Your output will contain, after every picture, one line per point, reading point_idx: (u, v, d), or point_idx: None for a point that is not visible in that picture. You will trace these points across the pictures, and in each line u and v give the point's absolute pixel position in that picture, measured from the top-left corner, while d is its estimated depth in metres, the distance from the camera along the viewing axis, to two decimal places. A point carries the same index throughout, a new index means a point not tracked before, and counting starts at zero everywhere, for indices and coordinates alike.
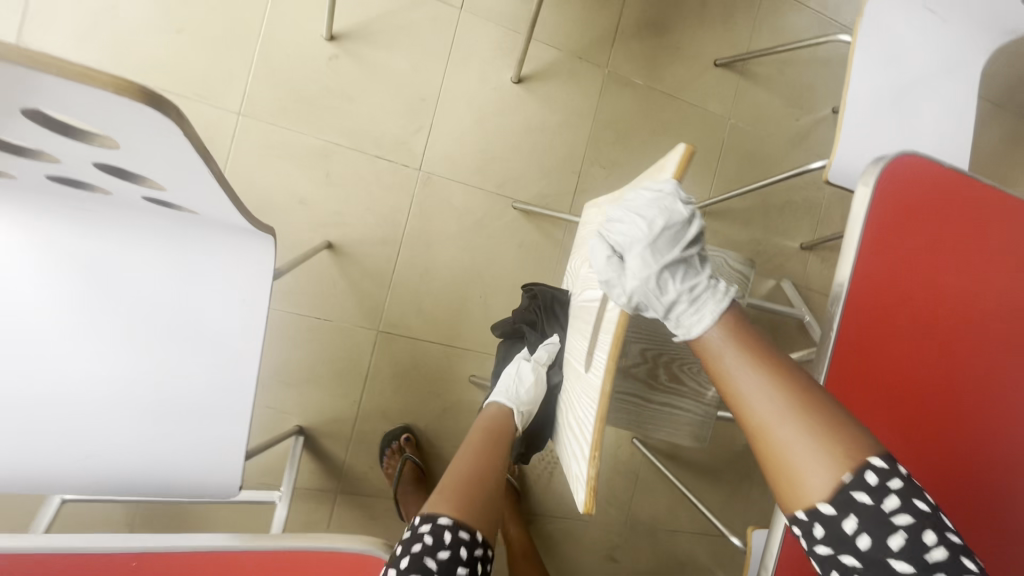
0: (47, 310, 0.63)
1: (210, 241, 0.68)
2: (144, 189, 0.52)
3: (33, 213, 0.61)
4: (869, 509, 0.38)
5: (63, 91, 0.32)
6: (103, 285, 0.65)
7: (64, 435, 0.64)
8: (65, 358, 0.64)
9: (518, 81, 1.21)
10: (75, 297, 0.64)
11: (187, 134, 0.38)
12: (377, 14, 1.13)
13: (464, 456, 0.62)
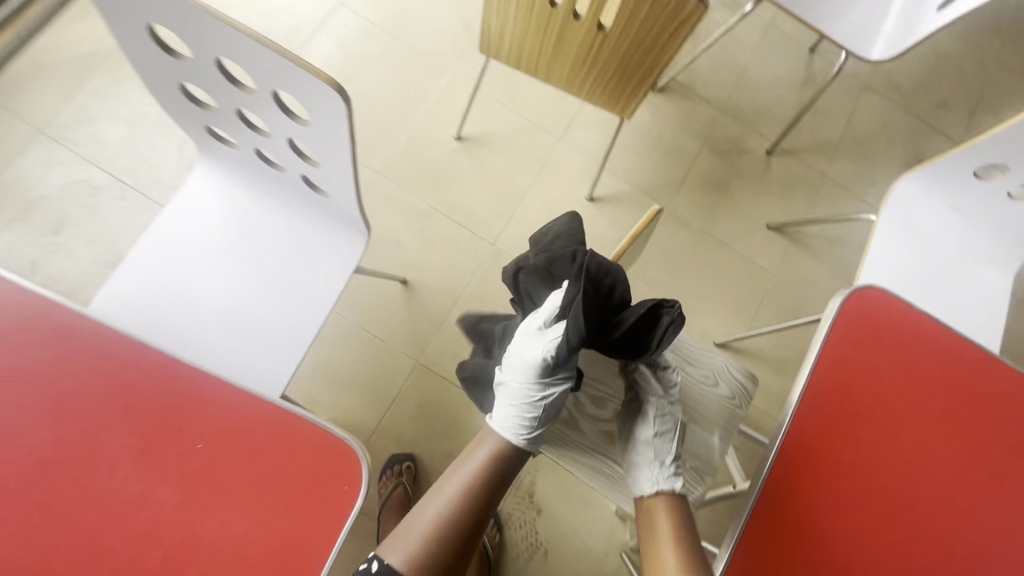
0: (214, 235, 0.92)
1: (327, 225, 0.94)
2: (306, 167, 0.80)
3: (236, 178, 0.94)
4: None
5: (301, 77, 0.61)
6: (252, 232, 0.93)
7: (182, 318, 0.87)
8: (209, 268, 0.90)
9: (590, 199, 1.49)
10: (233, 233, 0.93)
11: (346, 121, 0.64)
12: (497, 129, 1.51)
13: (433, 509, 0.74)
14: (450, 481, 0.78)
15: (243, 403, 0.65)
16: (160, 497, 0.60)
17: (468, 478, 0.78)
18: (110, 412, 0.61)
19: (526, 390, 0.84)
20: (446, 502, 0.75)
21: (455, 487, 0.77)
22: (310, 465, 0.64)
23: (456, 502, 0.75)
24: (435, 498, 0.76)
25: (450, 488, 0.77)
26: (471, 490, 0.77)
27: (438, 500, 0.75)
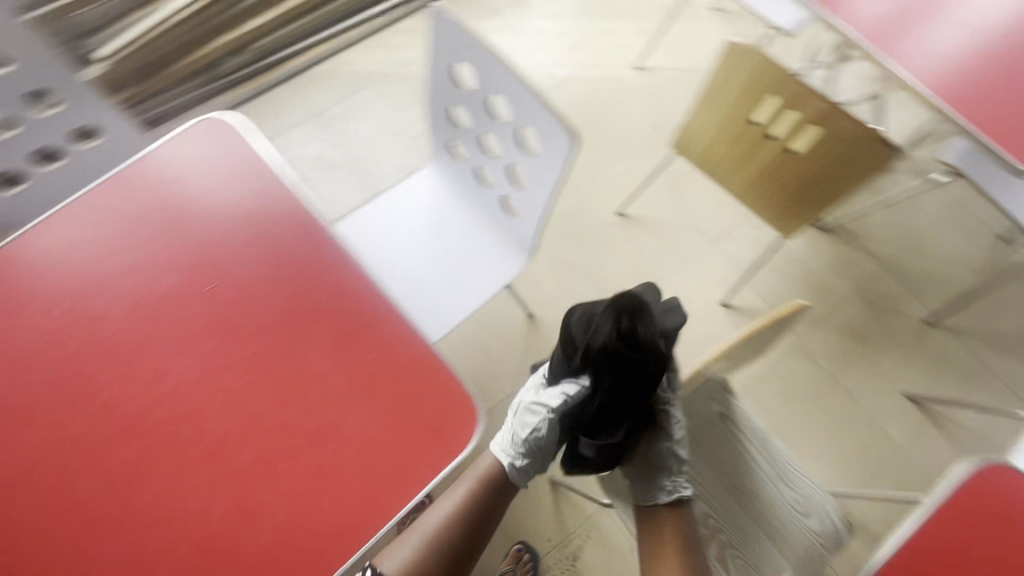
0: (429, 213, 1.16)
1: (508, 241, 1.11)
2: (510, 189, 1.00)
3: (458, 180, 1.15)
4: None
5: (550, 120, 0.80)
6: (455, 223, 1.15)
7: (383, 260, 1.11)
8: (416, 235, 1.14)
9: (724, 304, 1.55)
10: (442, 218, 1.15)
11: (566, 162, 0.82)
12: (656, 216, 1.65)
13: (422, 529, 0.87)
14: (439, 509, 0.90)
15: (409, 337, 0.80)
16: (333, 380, 0.77)
17: (458, 502, 0.90)
18: (325, 307, 0.81)
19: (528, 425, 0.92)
20: (432, 524, 0.87)
21: (443, 513, 0.89)
22: (439, 405, 0.77)
23: (443, 525, 0.87)
24: (426, 518, 0.89)
25: (442, 509, 0.89)
26: (455, 515, 0.88)
27: (430, 520, 0.88)
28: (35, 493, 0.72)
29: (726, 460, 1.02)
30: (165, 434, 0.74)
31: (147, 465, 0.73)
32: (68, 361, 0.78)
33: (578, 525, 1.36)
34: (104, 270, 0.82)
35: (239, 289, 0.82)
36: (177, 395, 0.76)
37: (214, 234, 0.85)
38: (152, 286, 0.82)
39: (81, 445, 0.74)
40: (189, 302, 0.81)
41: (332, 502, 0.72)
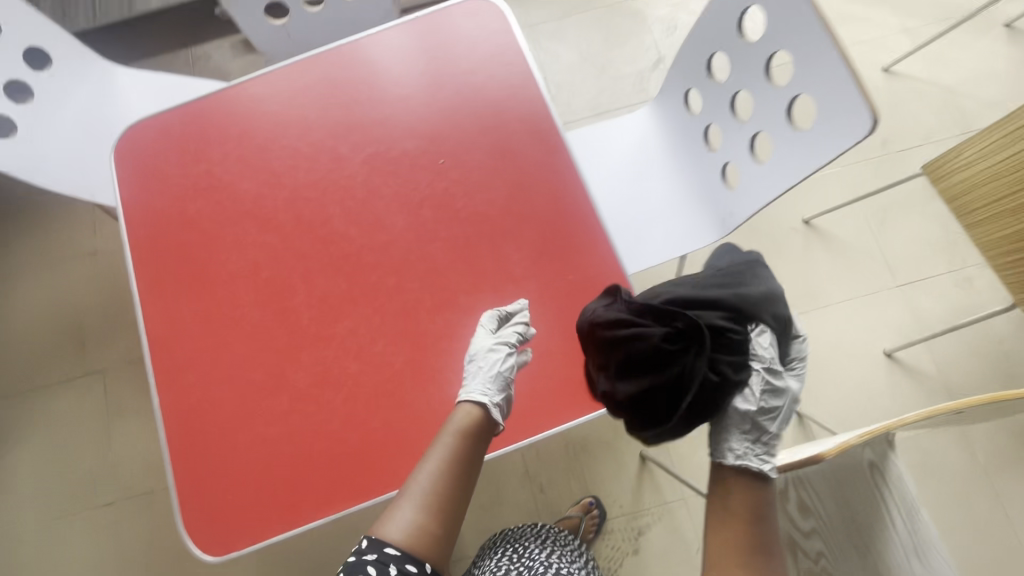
0: (654, 147, 1.12)
1: (707, 209, 1.04)
2: (742, 158, 0.93)
3: (679, 128, 1.07)
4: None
5: (850, 96, 0.70)
6: (673, 167, 1.10)
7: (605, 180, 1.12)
8: (637, 165, 1.12)
9: (887, 354, 1.40)
10: (665, 156, 1.11)
11: (844, 149, 0.72)
12: (845, 237, 1.48)
13: (415, 488, 0.63)
14: (423, 465, 0.65)
15: (610, 271, 0.79)
16: (529, 287, 0.80)
17: (442, 452, 0.65)
18: (539, 215, 0.82)
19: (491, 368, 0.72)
20: (426, 483, 0.64)
21: (432, 472, 0.64)
22: None
23: (440, 484, 0.64)
24: (411, 477, 0.65)
25: (429, 460, 0.65)
26: (453, 469, 0.65)
27: (419, 479, 0.64)
28: (258, 292, 0.82)
29: (857, 502, 0.95)
30: (371, 281, 0.81)
31: (350, 302, 0.80)
32: (306, 188, 0.85)
33: (654, 505, 1.36)
34: (353, 117, 0.88)
35: (465, 172, 0.84)
36: (389, 250, 0.82)
37: (456, 113, 0.87)
38: (391, 144, 0.86)
39: (302, 265, 0.82)
40: (417, 170, 0.85)
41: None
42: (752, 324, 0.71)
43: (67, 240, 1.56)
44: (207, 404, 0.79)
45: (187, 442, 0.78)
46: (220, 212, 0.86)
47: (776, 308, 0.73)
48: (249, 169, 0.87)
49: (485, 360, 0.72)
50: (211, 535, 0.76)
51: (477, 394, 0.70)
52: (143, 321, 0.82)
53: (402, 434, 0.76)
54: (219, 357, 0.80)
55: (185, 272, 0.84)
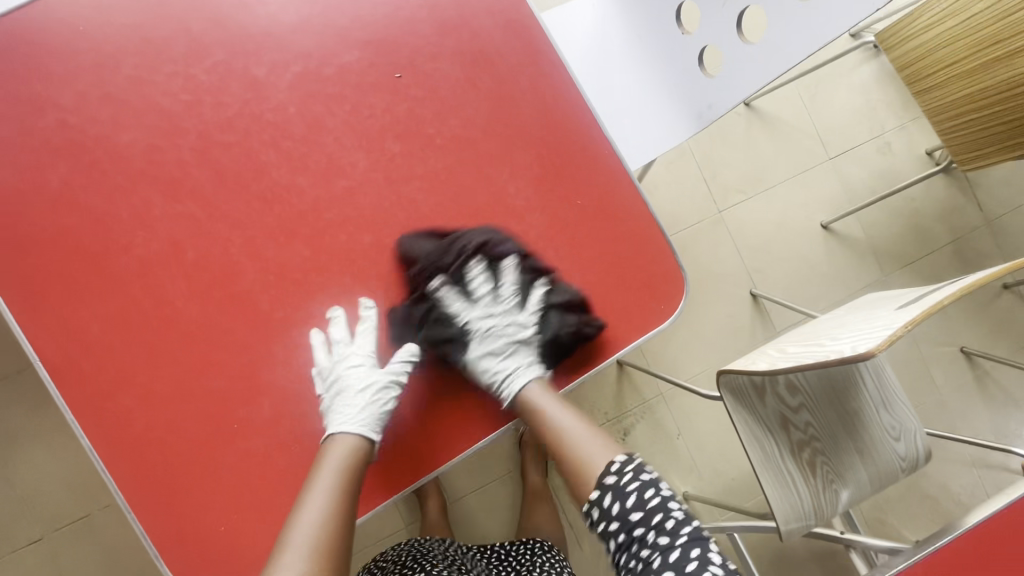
0: (624, 23, 0.92)
1: (687, 93, 0.89)
2: (729, 38, 0.85)
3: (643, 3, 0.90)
4: (614, 490, 0.56)
5: None
6: (650, 43, 0.91)
7: (588, 67, 0.92)
8: (614, 47, 0.92)
9: (824, 226, 1.48)
10: (638, 31, 0.92)
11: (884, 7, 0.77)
12: (783, 116, 1.49)
13: (298, 536, 0.53)
14: (300, 515, 0.55)
15: (622, 188, 0.70)
16: (533, 219, 0.68)
17: (324, 488, 0.56)
18: (532, 132, 0.68)
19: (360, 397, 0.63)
20: (313, 527, 0.54)
21: (317, 517, 0.54)
22: (647, 270, 0.70)
23: (333, 524, 0.55)
24: (292, 522, 0.54)
25: (313, 499, 0.56)
26: (343, 502, 0.57)
27: (301, 527, 0.54)
28: (189, 281, 0.63)
29: (838, 375, 1.02)
30: (339, 243, 0.65)
31: (319, 273, 0.65)
32: (220, 131, 0.64)
33: (636, 405, 1.41)
34: (261, 23, 0.65)
35: (431, 88, 0.67)
36: (354, 201, 0.65)
37: (403, 7, 0.67)
38: (324, 58, 0.65)
39: (240, 236, 0.64)
40: (369, 90, 0.66)
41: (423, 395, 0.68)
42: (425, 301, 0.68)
43: None
44: (158, 434, 0.62)
45: (142, 485, 0.62)
46: (101, 179, 0.62)
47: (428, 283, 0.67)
48: (128, 113, 0.63)
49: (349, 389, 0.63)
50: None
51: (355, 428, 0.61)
52: (32, 347, 0.61)
53: (435, 416, 0.67)
54: (158, 373, 0.62)
55: (72, 271, 0.62)
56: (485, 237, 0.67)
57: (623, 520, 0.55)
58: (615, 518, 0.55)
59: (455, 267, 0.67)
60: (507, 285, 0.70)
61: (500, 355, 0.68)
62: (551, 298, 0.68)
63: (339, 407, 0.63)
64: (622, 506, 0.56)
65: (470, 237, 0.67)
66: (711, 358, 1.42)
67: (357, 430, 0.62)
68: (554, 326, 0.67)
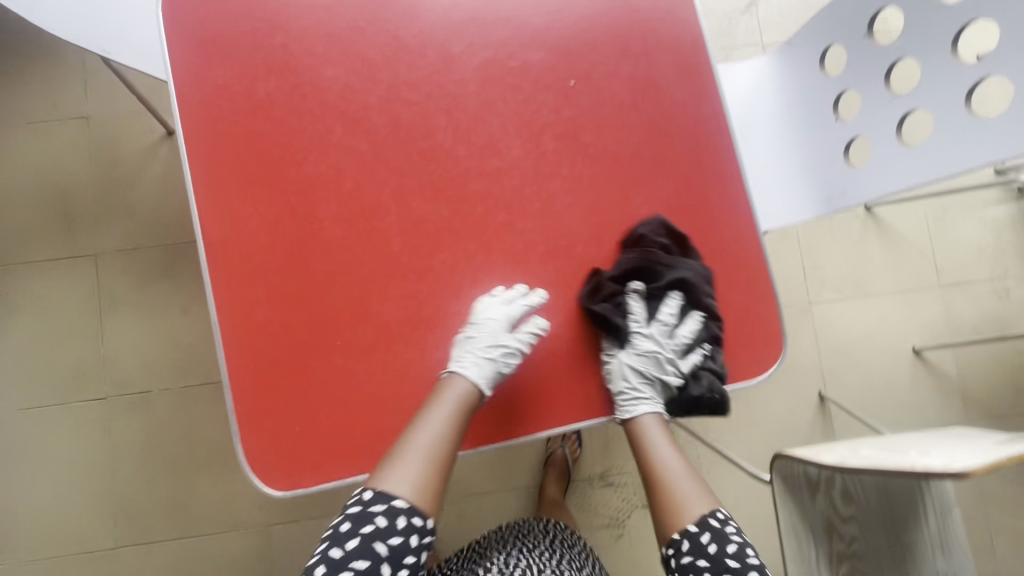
0: (777, 97, 0.99)
1: (824, 176, 0.94)
2: (884, 136, 0.86)
3: (801, 82, 0.96)
4: (711, 531, 0.64)
5: None
6: (799, 120, 0.97)
7: (737, 128, 1.00)
8: (764, 115, 0.99)
9: (916, 351, 1.42)
10: (789, 106, 0.98)
11: None
12: (903, 231, 1.45)
13: (416, 445, 0.63)
14: (418, 427, 0.64)
15: (747, 242, 0.72)
16: (656, 245, 0.71)
17: (445, 415, 0.64)
18: (677, 165, 0.72)
19: (475, 353, 0.66)
20: (429, 442, 0.63)
21: (437, 432, 0.63)
22: (748, 326, 0.71)
23: (442, 445, 0.64)
24: (409, 434, 0.64)
25: (433, 421, 0.64)
26: (457, 430, 0.65)
27: (418, 437, 0.63)
28: (342, 206, 0.70)
29: (896, 494, 0.97)
30: (476, 212, 0.70)
31: (451, 232, 0.70)
32: (407, 88, 0.71)
33: None
34: (466, 7, 0.72)
35: (597, 101, 0.72)
36: (499, 181, 0.71)
37: (594, 25, 0.73)
38: (512, 50, 0.72)
39: (394, 181, 0.71)
40: (543, 88, 0.72)
41: (572, 381, 0.70)
42: (628, 291, 0.71)
43: (51, 100, 1.38)
44: (274, 327, 0.69)
45: (246, 368, 0.68)
46: (299, 101, 0.71)
47: (672, 269, 0.70)
48: (337, 52, 0.72)
49: (474, 339, 0.66)
50: (281, 473, 0.68)
51: (472, 377, 0.65)
52: (199, 222, 0.69)
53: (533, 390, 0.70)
54: (291, 276, 0.69)
55: (250, 169, 0.70)
56: (697, 277, 0.69)
57: (715, 561, 0.63)
58: (711, 557, 0.63)
59: (663, 284, 0.71)
60: (681, 334, 0.71)
61: (639, 381, 0.70)
62: (691, 357, 0.71)
63: (468, 349, 0.66)
64: (718, 549, 0.63)
65: (679, 271, 0.70)
66: (759, 444, 1.37)
67: (457, 378, 0.66)
68: (702, 387, 0.70)
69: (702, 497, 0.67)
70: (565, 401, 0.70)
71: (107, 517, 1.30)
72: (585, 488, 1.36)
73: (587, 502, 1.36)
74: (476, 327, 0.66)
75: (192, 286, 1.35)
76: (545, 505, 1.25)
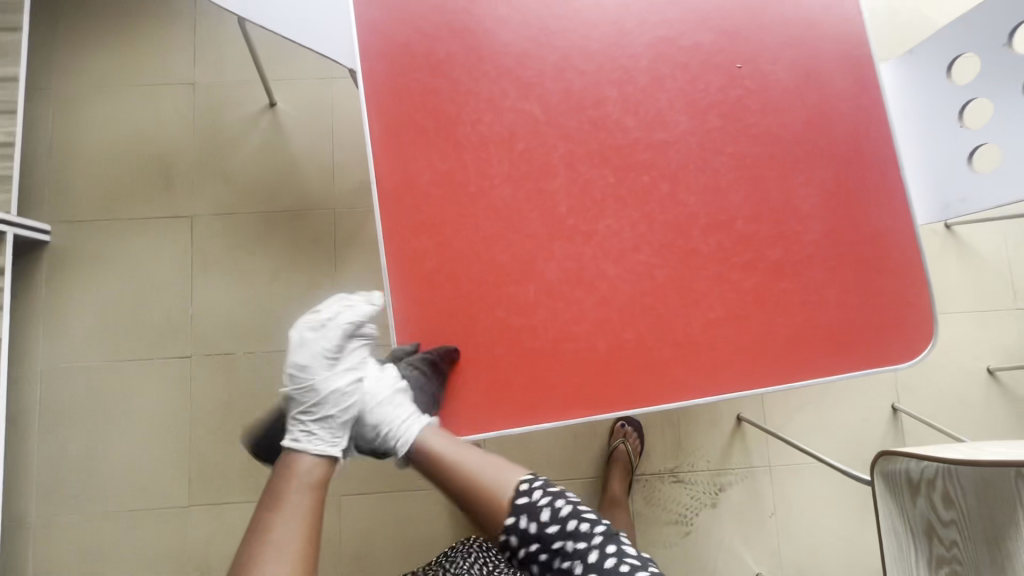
0: (896, 101, 0.97)
1: (940, 183, 0.94)
2: (1014, 143, 0.88)
3: (923, 86, 0.94)
4: (521, 512, 0.61)
5: None
6: (916, 125, 0.95)
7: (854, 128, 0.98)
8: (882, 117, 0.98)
9: (990, 371, 1.42)
10: (907, 110, 0.97)
11: None
12: (981, 251, 1.46)
13: (273, 553, 0.60)
14: (276, 524, 0.63)
15: (901, 230, 0.73)
16: (814, 225, 0.73)
17: (293, 511, 0.64)
18: (837, 151, 0.74)
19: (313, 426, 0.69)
20: (285, 537, 0.62)
21: (291, 531, 0.63)
22: (899, 312, 0.72)
23: (303, 539, 0.63)
24: (263, 544, 0.61)
25: (289, 520, 0.63)
26: (311, 520, 0.64)
27: (274, 538, 0.62)
28: (513, 165, 0.73)
29: (1002, 500, 0.84)
30: (641, 181, 0.73)
31: (616, 199, 0.72)
32: (580, 58, 0.74)
33: (740, 465, 1.38)
34: None
35: (763, 84, 0.75)
36: (665, 152, 0.73)
37: (762, 14, 0.76)
38: (682, 30, 0.75)
39: (564, 145, 0.73)
40: (711, 68, 0.75)
41: (726, 353, 0.71)
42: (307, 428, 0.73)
43: (161, 65, 1.43)
44: (442, 277, 0.71)
45: (413, 315, 0.70)
46: (476, 63, 0.74)
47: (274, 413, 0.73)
48: (516, 20, 0.75)
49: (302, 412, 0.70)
50: (459, 417, 0.70)
51: (326, 449, 0.69)
52: (375, 171, 0.72)
53: (685, 356, 0.71)
54: (460, 228, 0.72)
55: (427, 123, 0.73)
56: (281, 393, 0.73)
57: (542, 538, 0.59)
58: (535, 538, 0.60)
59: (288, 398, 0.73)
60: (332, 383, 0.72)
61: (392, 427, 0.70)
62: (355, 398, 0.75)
63: (301, 421, 0.70)
64: (539, 524, 0.60)
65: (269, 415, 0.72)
66: (828, 450, 1.39)
67: (307, 458, 0.68)
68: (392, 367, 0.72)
69: (498, 472, 0.65)
70: (717, 370, 0.71)
71: (182, 475, 1.31)
72: (639, 490, 1.36)
73: (656, 496, 1.36)
74: (302, 387, 0.70)
75: (283, 254, 1.38)
76: (604, 504, 1.25)
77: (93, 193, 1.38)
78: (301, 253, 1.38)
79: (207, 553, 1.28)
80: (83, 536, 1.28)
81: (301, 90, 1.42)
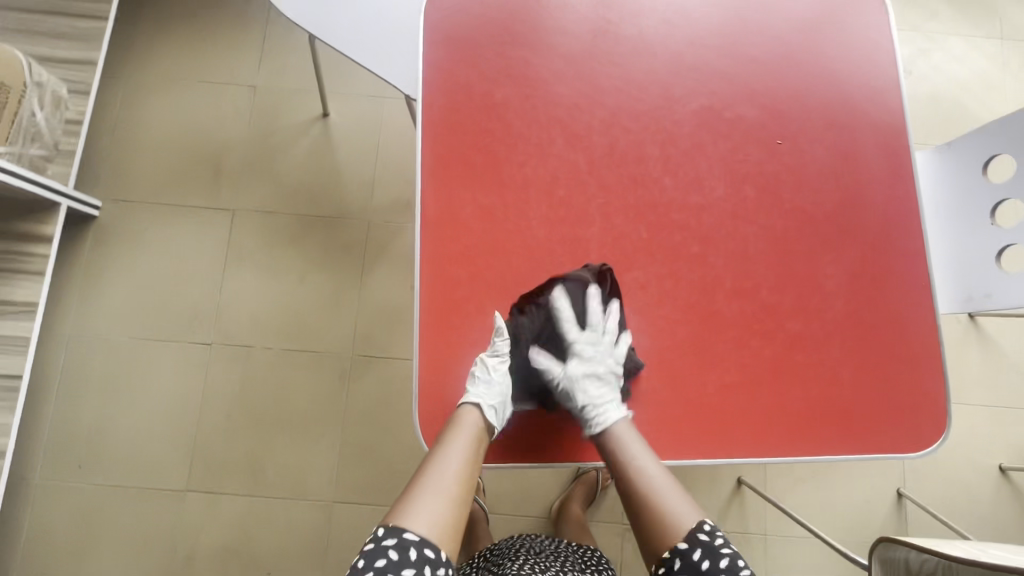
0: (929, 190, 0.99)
1: (966, 276, 0.95)
2: None
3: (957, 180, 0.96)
4: (703, 550, 0.61)
5: None
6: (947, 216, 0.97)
7: None
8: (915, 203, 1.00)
9: (1002, 468, 1.39)
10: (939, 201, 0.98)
11: None
12: (1002, 345, 1.45)
13: (437, 484, 0.63)
14: (439, 461, 0.65)
15: (921, 319, 0.75)
16: (836, 305, 0.74)
17: (458, 453, 0.66)
18: (866, 235, 0.76)
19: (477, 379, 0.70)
20: (447, 475, 0.64)
21: (451, 471, 0.64)
22: (913, 399, 0.73)
23: (461, 484, 0.64)
24: (427, 472, 0.64)
25: (449, 461, 0.65)
26: (468, 469, 0.66)
27: (438, 473, 0.64)
28: (551, 209, 0.76)
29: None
30: (672, 240, 0.75)
31: (646, 253, 0.75)
32: (628, 116, 0.78)
33: (734, 529, 1.36)
34: (692, 59, 0.80)
35: (800, 162, 0.77)
36: (699, 216, 0.76)
37: (807, 96, 0.79)
38: (728, 102, 0.79)
39: (602, 197, 0.76)
40: (751, 141, 0.78)
41: (734, 418, 0.72)
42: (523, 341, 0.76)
43: (229, 65, 1.51)
44: (470, 307, 0.74)
45: (437, 339, 0.73)
46: (529, 109, 0.78)
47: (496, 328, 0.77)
48: (571, 74, 0.79)
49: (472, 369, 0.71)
50: None
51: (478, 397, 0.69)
52: (421, 198, 0.75)
53: (695, 416, 0.72)
54: (493, 262, 0.75)
55: (475, 159, 0.77)
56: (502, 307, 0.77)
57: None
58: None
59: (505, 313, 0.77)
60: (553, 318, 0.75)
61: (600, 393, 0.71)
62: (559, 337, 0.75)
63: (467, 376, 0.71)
64: (712, 565, 0.60)
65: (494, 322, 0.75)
66: (827, 527, 1.36)
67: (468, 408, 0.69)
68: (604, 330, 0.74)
69: (686, 505, 0.65)
70: (724, 433, 0.72)
71: (185, 459, 1.33)
72: (602, 528, 1.28)
73: None
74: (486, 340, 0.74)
75: (315, 257, 1.42)
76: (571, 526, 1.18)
77: (146, 176, 1.45)
78: (331, 258, 1.42)
79: (197, 540, 1.30)
80: (80, 505, 1.30)
81: (354, 105, 1.49)
